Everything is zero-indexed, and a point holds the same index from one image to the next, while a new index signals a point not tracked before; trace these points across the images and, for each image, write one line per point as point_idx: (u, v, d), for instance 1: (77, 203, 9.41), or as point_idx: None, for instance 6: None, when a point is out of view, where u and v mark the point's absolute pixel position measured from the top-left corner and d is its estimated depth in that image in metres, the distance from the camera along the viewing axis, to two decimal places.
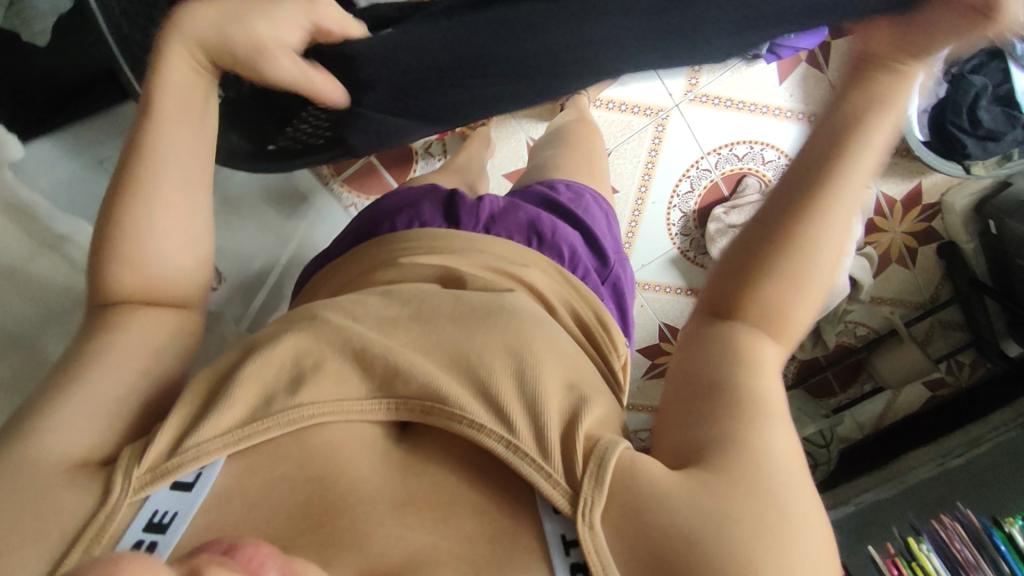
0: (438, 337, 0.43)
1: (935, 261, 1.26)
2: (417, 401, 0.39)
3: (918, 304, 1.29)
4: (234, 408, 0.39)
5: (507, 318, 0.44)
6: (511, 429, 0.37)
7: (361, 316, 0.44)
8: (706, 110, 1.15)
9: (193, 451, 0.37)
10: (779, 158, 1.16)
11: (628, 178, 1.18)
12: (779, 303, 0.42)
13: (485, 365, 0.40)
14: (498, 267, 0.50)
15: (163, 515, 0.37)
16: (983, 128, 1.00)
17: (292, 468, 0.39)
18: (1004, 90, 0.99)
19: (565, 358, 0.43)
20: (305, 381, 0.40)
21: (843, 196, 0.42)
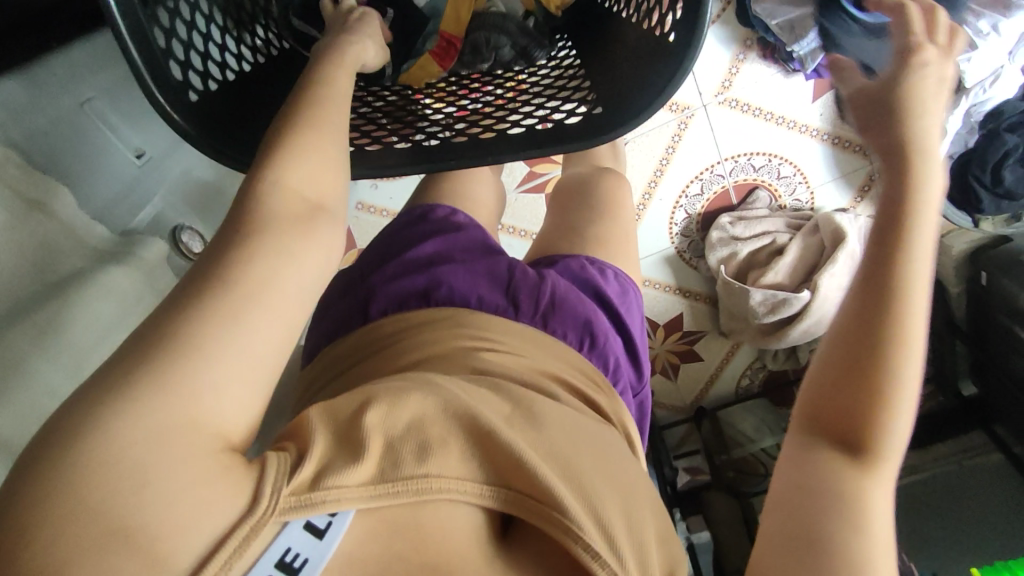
0: (556, 440, 0.40)
1: None
2: (538, 502, 0.37)
3: None
4: (369, 459, 0.34)
5: (608, 451, 0.44)
6: (624, 567, 0.36)
7: (472, 389, 0.41)
8: (733, 115, 1.09)
9: (330, 493, 0.32)
10: (793, 176, 1.14)
11: (639, 171, 1.12)
12: (876, 408, 0.44)
13: (596, 491, 0.39)
14: (573, 386, 0.49)
15: (295, 556, 0.30)
16: (1003, 187, 0.98)
17: (408, 545, 0.35)
18: None
19: (656, 505, 0.44)
20: (434, 450, 0.36)
21: (921, 304, 0.46)
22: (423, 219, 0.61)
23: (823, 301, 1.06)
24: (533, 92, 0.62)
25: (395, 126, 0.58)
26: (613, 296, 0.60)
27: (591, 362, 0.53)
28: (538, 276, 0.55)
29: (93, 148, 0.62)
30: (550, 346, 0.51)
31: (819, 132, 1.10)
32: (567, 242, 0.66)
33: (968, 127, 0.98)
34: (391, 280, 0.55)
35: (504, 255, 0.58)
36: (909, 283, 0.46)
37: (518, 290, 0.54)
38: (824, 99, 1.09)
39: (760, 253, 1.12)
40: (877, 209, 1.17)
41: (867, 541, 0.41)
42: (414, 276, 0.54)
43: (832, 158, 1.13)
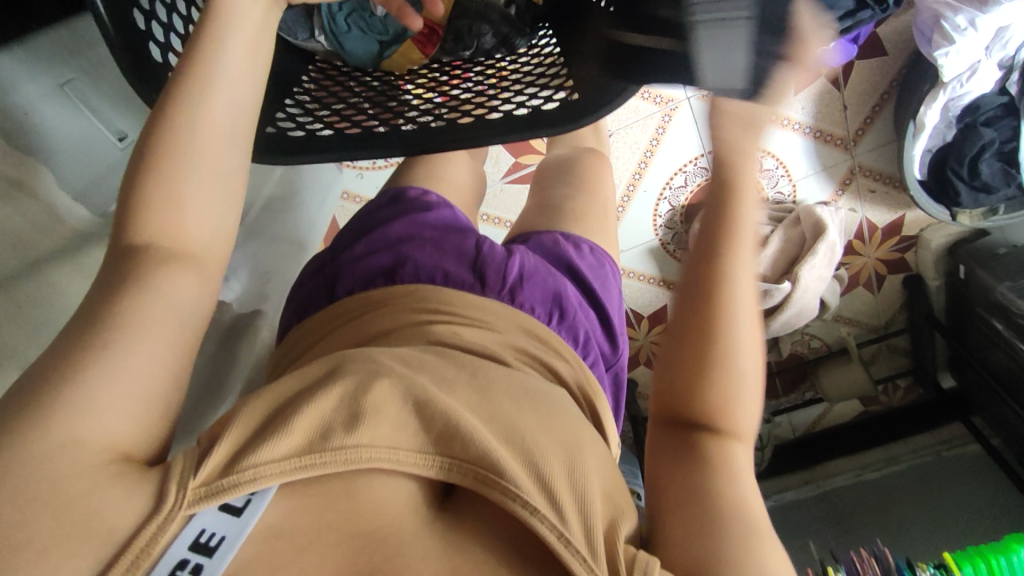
0: (494, 411, 0.42)
1: (899, 290, 1.29)
2: (473, 465, 0.38)
3: (872, 328, 1.34)
4: (291, 435, 0.36)
5: (557, 413, 0.44)
6: (563, 518, 0.37)
7: (414, 367, 0.43)
8: None
9: (249, 472, 0.35)
10: (776, 168, 1.15)
11: (624, 163, 1.15)
12: (727, 392, 0.47)
13: (540, 452, 0.40)
14: (530, 352, 0.50)
15: (210, 536, 0.34)
16: (979, 180, 1.00)
17: (338, 517, 0.37)
18: (1010, 147, 0.98)
19: (604, 464, 0.44)
20: (363, 421, 0.38)
21: (745, 289, 0.47)
22: (394, 200, 0.62)
23: (802, 290, 1.07)
24: (513, 79, 0.63)
25: (376, 110, 0.59)
26: (586, 271, 0.60)
27: (559, 335, 0.54)
28: (505, 252, 0.56)
29: (72, 128, 0.62)
30: (512, 320, 0.51)
31: (801, 126, 1.12)
32: (545, 220, 0.67)
33: (945, 122, 0.99)
34: (359, 260, 0.56)
35: (472, 232, 0.59)
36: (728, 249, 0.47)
37: (485, 265, 0.55)
38: (807, 92, 1.10)
39: None
40: (859, 202, 1.18)
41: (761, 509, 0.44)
42: (383, 257, 0.56)
43: (814, 151, 1.14)
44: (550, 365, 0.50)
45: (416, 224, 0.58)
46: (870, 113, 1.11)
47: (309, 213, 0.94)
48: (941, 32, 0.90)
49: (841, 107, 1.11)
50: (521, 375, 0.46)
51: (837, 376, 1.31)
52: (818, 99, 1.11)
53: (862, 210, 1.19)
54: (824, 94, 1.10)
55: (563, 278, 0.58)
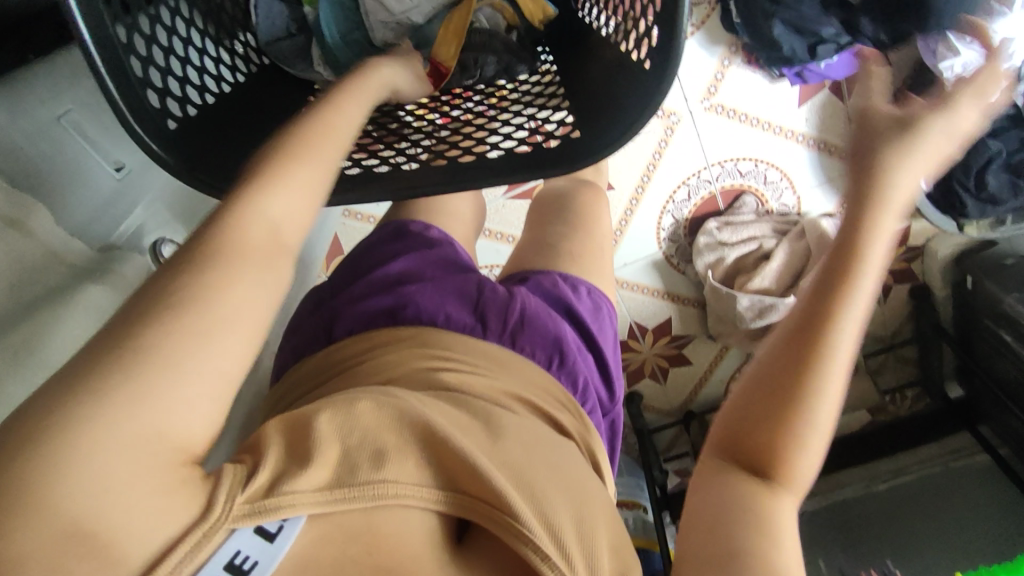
0: (505, 448, 0.41)
1: (905, 301, 1.28)
2: (487, 509, 0.37)
3: (878, 338, 1.33)
4: (325, 464, 0.36)
5: (563, 460, 0.43)
6: (573, 568, 0.36)
7: (427, 403, 0.42)
8: (719, 121, 1.09)
9: (287, 499, 0.33)
10: (780, 181, 1.14)
11: (626, 177, 1.12)
12: (788, 447, 0.47)
13: (548, 495, 0.39)
14: (537, 404, 0.49)
15: (244, 559, 0.32)
16: (986, 192, 0.99)
17: (362, 549, 0.36)
18: (1017, 159, 0.97)
19: (610, 512, 0.44)
20: (388, 459, 0.37)
21: (841, 357, 0.48)
22: (398, 236, 0.62)
23: None
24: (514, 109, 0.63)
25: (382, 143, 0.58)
26: (584, 314, 0.61)
27: (559, 381, 0.54)
28: (507, 293, 0.55)
29: (71, 161, 0.61)
30: (512, 366, 0.51)
31: (803, 137, 1.11)
32: (547, 253, 0.66)
33: None
34: (357, 302, 0.56)
35: (472, 273, 0.59)
36: (849, 313, 0.48)
37: (485, 307, 0.54)
38: (810, 104, 1.09)
39: (746, 259, 1.13)
40: None
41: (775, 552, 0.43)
42: (383, 299, 0.55)
43: (818, 164, 1.13)
44: (552, 413, 0.49)
45: (418, 265, 0.58)
46: None
47: (312, 236, 0.93)
48: (945, 44, 0.90)
49: (846, 118, 1.09)
50: (527, 420, 0.46)
51: None
52: (822, 110, 1.09)
53: None
54: (827, 105, 1.08)
55: (563, 320, 0.58)
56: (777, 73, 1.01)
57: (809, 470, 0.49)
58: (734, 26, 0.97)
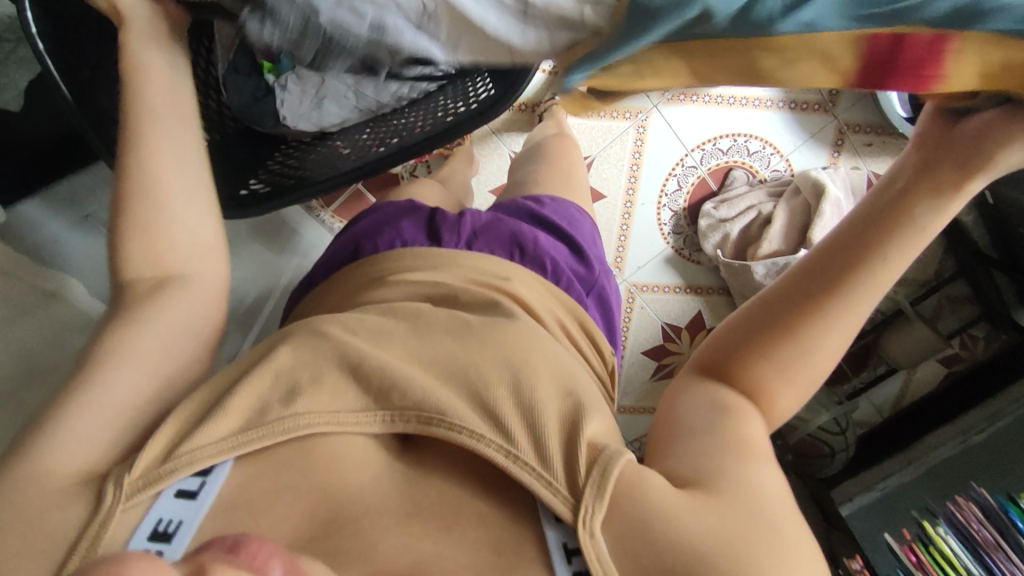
0: (436, 352, 0.47)
1: (937, 237, 1.27)
2: (415, 412, 0.44)
3: (922, 282, 1.29)
4: (229, 417, 0.43)
5: (502, 335, 0.49)
6: (511, 441, 0.42)
7: (358, 329, 0.49)
8: (685, 107, 1.15)
9: (187, 456, 0.41)
10: (763, 149, 1.16)
11: (615, 182, 1.17)
12: (775, 382, 0.45)
13: (485, 378, 0.45)
14: (486, 282, 0.56)
15: (168, 523, 0.40)
16: None
17: (296, 476, 0.43)
18: None
19: (563, 371, 0.48)
20: (300, 394, 0.44)
21: (860, 304, 0.44)
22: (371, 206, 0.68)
23: None
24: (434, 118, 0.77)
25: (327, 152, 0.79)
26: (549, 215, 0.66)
27: (525, 266, 0.59)
28: (458, 215, 0.62)
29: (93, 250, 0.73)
30: (460, 257, 0.58)
31: (773, 102, 1.15)
32: None
33: None
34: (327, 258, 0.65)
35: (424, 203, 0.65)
36: (885, 250, 0.43)
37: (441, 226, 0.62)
38: None
39: (750, 228, 1.13)
40: (859, 158, 1.16)
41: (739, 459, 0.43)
42: (348, 245, 0.63)
43: (793, 123, 1.16)
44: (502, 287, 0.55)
45: (375, 214, 0.65)
46: None
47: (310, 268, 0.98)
48: None
49: None
50: (465, 300, 0.53)
51: (898, 341, 1.26)
52: None
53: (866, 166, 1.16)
54: None
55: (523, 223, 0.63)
56: None
57: (790, 408, 0.47)
58: None
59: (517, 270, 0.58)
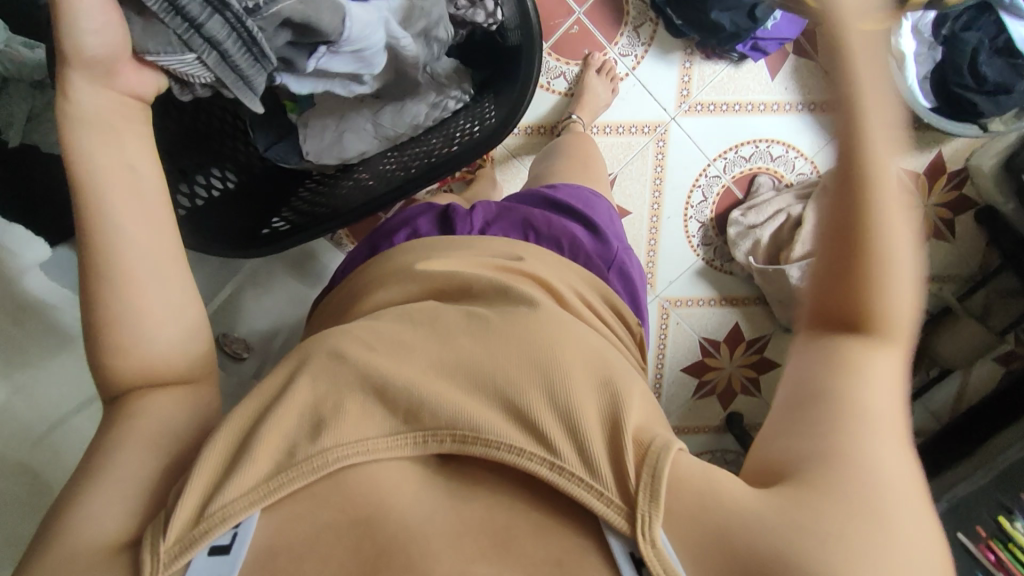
0: (460, 357, 0.45)
1: (976, 227, 1.22)
2: (448, 432, 0.41)
3: (965, 277, 1.24)
4: (258, 463, 0.40)
5: (526, 325, 0.47)
6: (553, 450, 0.39)
7: (376, 343, 0.46)
8: (704, 118, 1.13)
9: (218, 514, 0.38)
10: (786, 153, 1.15)
11: (638, 198, 1.15)
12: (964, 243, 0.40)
13: (515, 383, 0.42)
14: (502, 264, 0.55)
15: None
16: (989, 83, 0.98)
17: (334, 513, 0.40)
18: (1002, 41, 0.97)
19: (590, 367, 0.45)
20: (326, 426, 0.41)
21: None
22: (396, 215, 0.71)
23: None
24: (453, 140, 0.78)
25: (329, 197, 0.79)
26: (564, 199, 0.69)
27: (540, 244, 0.62)
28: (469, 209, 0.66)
29: None
30: (476, 242, 0.60)
31: (791, 105, 1.13)
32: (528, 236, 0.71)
33: (925, 44, 1.00)
34: (347, 261, 0.68)
35: (440, 204, 0.69)
36: None
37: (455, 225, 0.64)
38: (783, 73, 1.12)
39: (781, 232, 1.11)
40: None
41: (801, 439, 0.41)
42: (363, 250, 0.68)
43: (815, 124, 1.15)
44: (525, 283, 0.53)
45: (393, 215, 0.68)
46: None
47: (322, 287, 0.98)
48: None
49: (824, 74, 1.12)
50: (475, 290, 0.52)
51: (947, 341, 1.21)
52: (797, 74, 1.12)
53: None
54: (799, 68, 1.11)
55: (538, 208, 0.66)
56: (738, 55, 1.08)
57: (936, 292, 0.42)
58: (679, 27, 1.04)
59: (535, 249, 0.60)
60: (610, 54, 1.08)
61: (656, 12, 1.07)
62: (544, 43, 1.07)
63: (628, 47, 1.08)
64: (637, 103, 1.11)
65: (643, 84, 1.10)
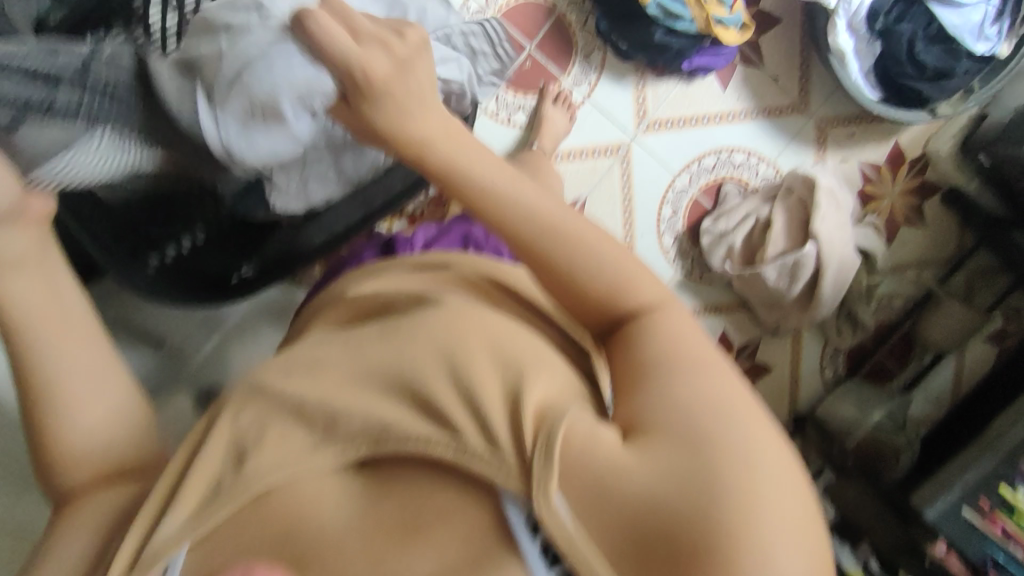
0: (371, 360, 0.43)
1: (944, 211, 1.24)
2: (366, 435, 0.40)
3: (942, 262, 1.27)
4: (185, 501, 0.40)
5: (443, 317, 0.44)
6: (459, 434, 0.38)
7: (293, 368, 0.44)
8: (664, 135, 1.16)
9: (150, 555, 0.38)
10: (748, 159, 1.18)
11: (609, 216, 1.16)
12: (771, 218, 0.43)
13: (423, 375, 0.40)
14: (445, 274, 0.54)
15: None
16: (930, 69, 1.02)
17: (261, 530, 0.39)
18: (935, 29, 1.01)
19: (514, 341, 0.43)
20: (247, 456, 0.41)
21: None
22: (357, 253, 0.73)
23: (830, 243, 1.06)
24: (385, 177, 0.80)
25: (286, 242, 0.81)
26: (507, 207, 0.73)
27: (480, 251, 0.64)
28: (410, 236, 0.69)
29: None
30: (408, 261, 0.59)
31: (746, 113, 1.17)
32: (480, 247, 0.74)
33: (863, 41, 1.03)
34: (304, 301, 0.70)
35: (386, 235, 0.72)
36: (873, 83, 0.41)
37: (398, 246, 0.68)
38: (734, 84, 1.16)
39: (753, 235, 1.13)
40: (846, 150, 1.19)
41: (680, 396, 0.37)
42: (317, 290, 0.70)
43: (773, 129, 1.18)
44: (450, 287, 0.51)
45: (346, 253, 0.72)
46: (802, 73, 1.16)
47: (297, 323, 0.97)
48: None
49: (772, 80, 1.16)
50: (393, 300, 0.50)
51: (934, 327, 1.23)
52: (748, 83, 1.16)
53: (854, 156, 1.19)
54: (749, 78, 1.15)
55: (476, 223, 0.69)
56: (687, 71, 1.11)
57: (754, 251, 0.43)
58: (626, 51, 1.08)
59: (464, 258, 0.58)
60: (565, 83, 1.11)
61: (602, 39, 1.11)
62: (499, 78, 1.10)
63: (581, 75, 1.12)
64: (596, 126, 1.14)
65: (600, 108, 1.14)
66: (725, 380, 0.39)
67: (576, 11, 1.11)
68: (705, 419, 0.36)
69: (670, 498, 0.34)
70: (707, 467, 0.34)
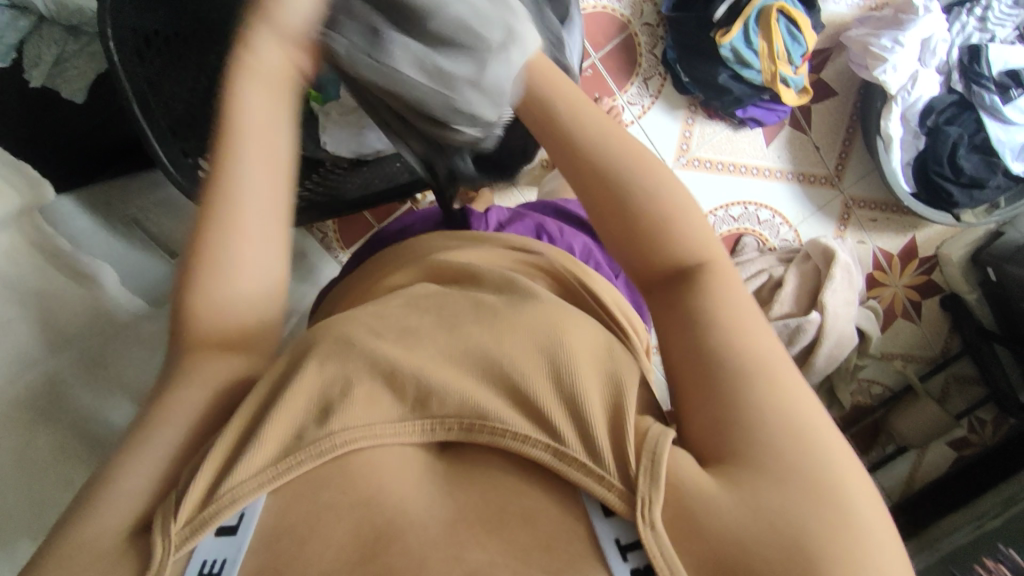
0: (466, 343, 0.42)
1: (941, 313, 1.27)
2: (456, 419, 0.39)
3: (928, 358, 1.29)
4: (266, 447, 0.38)
5: (527, 316, 0.44)
6: (558, 439, 0.37)
7: (383, 331, 0.43)
8: (700, 173, 1.17)
9: (227, 496, 0.37)
10: (773, 218, 1.20)
11: None
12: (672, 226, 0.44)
13: (521, 368, 0.40)
14: (520, 261, 0.56)
15: (211, 565, 0.36)
16: (966, 176, 1.05)
17: (335, 494, 0.38)
18: (980, 139, 1.05)
19: (597, 347, 0.43)
20: (335, 410, 0.39)
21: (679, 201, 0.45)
22: (412, 220, 0.74)
23: (832, 318, 1.07)
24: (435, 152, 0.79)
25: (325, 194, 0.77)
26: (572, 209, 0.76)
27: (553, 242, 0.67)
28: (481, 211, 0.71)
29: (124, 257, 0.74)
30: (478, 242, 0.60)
31: (781, 173, 1.19)
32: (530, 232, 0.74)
33: (911, 132, 1.07)
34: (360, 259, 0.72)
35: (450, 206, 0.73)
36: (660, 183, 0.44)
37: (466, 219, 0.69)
38: (778, 142, 1.18)
39: (761, 290, 1.15)
40: (864, 233, 1.22)
41: (786, 438, 0.36)
42: (375, 244, 0.73)
43: (802, 194, 1.20)
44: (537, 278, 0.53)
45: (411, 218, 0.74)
46: (843, 147, 1.19)
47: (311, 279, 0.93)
48: (873, 55, 1.04)
49: (814, 148, 1.19)
50: (486, 272, 0.51)
51: (907, 419, 1.25)
52: (791, 145, 1.19)
53: (872, 241, 1.23)
54: (794, 140, 1.18)
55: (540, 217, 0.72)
56: (738, 119, 1.13)
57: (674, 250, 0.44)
58: (686, 84, 1.10)
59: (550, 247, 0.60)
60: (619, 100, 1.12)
61: (666, 68, 1.12)
62: None
63: (637, 96, 1.12)
64: None
65: (647, 131, 1.14)
66: (826, 426, 0.37)
67: (647, 33, 1.11)
68: (820, 457, 0.35)
69: (763, 547, 0.33)
70: (802, 521, 0.33)
